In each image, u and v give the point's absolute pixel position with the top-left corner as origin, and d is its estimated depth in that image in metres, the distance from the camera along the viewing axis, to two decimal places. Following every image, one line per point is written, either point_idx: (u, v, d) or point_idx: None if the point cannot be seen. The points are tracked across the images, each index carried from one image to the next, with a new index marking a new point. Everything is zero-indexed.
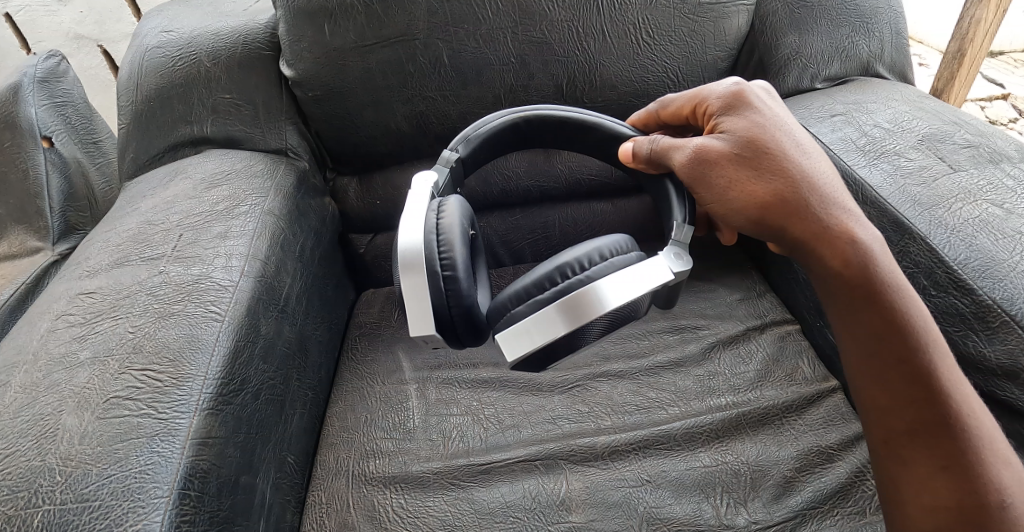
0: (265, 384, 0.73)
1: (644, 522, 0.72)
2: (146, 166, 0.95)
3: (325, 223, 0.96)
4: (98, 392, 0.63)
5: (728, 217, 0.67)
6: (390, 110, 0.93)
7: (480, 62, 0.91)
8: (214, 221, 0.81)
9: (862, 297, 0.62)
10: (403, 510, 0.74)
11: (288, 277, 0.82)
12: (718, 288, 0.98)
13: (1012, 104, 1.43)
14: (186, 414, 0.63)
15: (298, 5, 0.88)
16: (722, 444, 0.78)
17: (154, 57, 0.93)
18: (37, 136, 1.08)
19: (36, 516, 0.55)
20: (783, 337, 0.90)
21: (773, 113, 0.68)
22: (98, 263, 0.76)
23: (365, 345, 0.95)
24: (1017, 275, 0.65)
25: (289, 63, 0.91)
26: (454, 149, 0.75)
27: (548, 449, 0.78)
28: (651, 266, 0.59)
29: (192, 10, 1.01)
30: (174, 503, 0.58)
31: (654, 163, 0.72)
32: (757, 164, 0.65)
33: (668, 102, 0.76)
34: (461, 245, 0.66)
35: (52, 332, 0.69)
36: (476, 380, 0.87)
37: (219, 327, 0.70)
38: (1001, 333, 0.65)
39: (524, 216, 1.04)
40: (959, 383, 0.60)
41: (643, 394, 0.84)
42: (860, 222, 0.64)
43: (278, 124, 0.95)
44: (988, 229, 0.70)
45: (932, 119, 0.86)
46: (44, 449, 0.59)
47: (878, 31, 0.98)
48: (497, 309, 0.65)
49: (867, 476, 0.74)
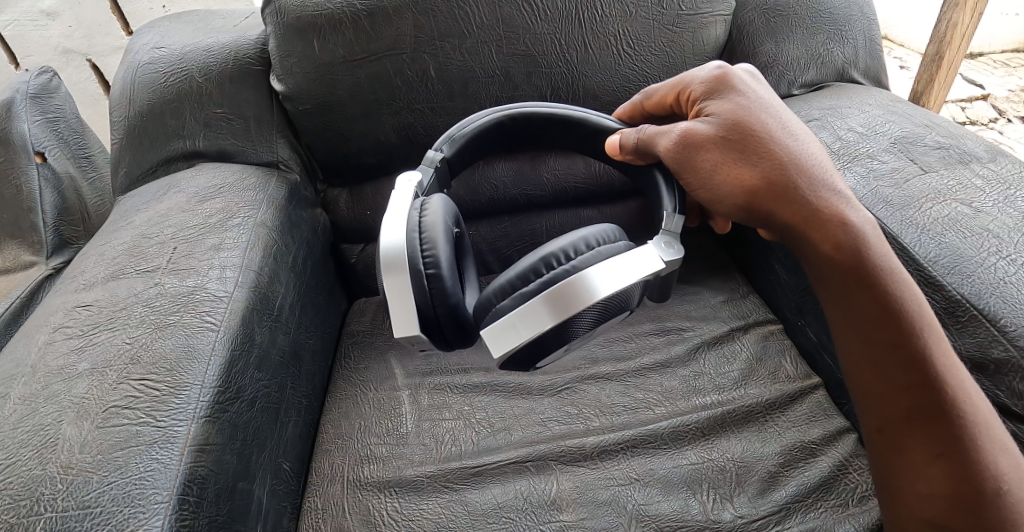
0: (261, 392, 0.75)
1: (633, 520, 0.74)
2: (140, 180, 0.96)
3: (316, 234, 0.98)
4: (97, 402, 0.64)
5: (716, 202, 0.69)
6: (379, 122, 0.95)
7: (466, 75, 0.93)
8: (208, 234, 0.83)
9: (856, 281, 0.64)
10: (398, 513, 0.76)
11: (281, 287, 0.84)
12: (702, 291, 1.01)
13: (992, 104, 1.46)
14: (184, 422, 0.64)
15: (287, 21, 0.90)
16: (708, 442, 0.81)
17: (147, 73, 0.95)
18: (30, 152, 1.09)
19: (38, 523, 0.57)
20: (767, 337, 0.93)
21: (757, 94, 0.70)
22: (94, 276, 0.78)
23: (358, 352, 0.96)
24: (983, 271, 0.68)
25: (280, 78, 0.93)
26: (438, 149, 0.77)
27: (539, 450, 0.80)
28: (636, 256, 0.61)
29: (183, 26, 1.03)
30: (174, 508, 0.59)
31: (640, 152, 0.74)
32: (745, 147, 0.67)
33: (653, 92, 0.79)
34: (444, 242, 0.68)
35: (50, 345, 0.70)
36: (468, 385, 0.89)
37: (215, 336, 0.72)
38: (970, 326, 0.67)
39: (512, 224, 1.07)
40: (955, 369, 0.62)
41: (630, 395, 0.86)
42: (851, 206, 0.67)
43: (269, 138, 0.97)
44: (956, 227, 0.73)
45: (905, 123, 0.89)
46: (45, 458, 0.60)
47: (852, 38, 1.01)
48: (484, 305, 0.66)
49: (849, 470, 0.77)
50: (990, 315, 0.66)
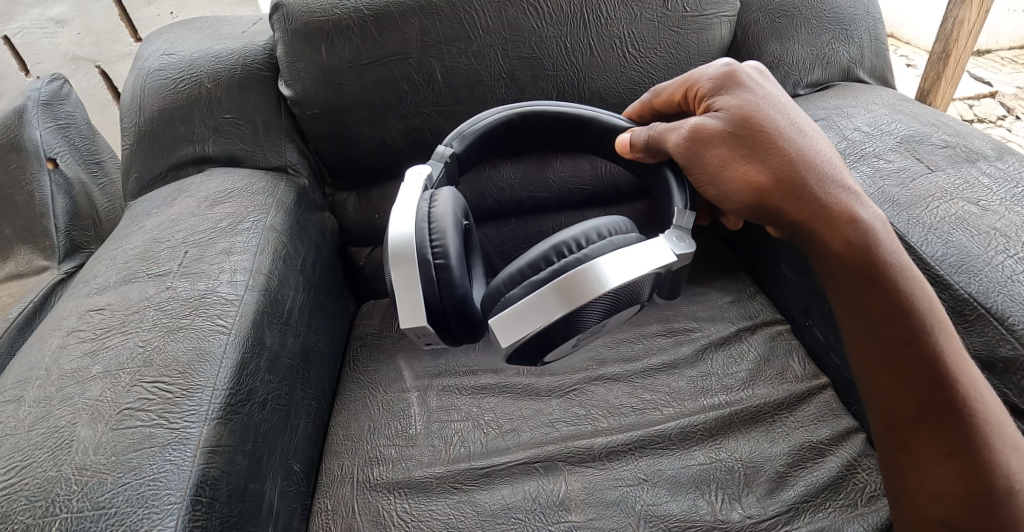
0: (271, 395, 0.75)
1: (641, 520, 0.74)
2: (150, 185, 0.97)
3: (325, 238, 0.99)
4: (111, 405, 0.65)
5: (723, 198, 0.69)
6: (387, 126, 0.96)
7: (473, 78, 0.94)
8: (218, 237, 0.84)
9: (865, 278, 0.64)
10: (408, 514, 0.76)
11: (291, 290, 0.85)
12: (709, 292, 1.01)
13: (1001, 101, 1.46)
14: (197, 423, 0.65)
15: (296, 26, 0.91)
16: (715, 442, 0.81)
17: (156, 79, 0.96)
18: (42, 158, 1.11)
19: (54, 523, 0.57)
20: (773, 337, 0.93)
21: (764, 91, 0.70)
22: (107, 280, 0.79)
23: (366, 355, 0.97)
24: (991, 269, 0.68)
25: (288, 83, 0.94)
26: (449, 145, 0.77)
27: (548, 451, 0.80)
28: (649, 248, 0.61)
29: (192, 33, 1.04)
30: (187, 509, 0.60)
31: (651, 150, 0.74)
32: (753, 143, 0.67)
33: (660, 90, 0.79)
34: (452, 233, 0.68)
35: (64, 348, 0.71)
36: (476, 387, 0.89)
37: (226, 339, 0.72)
38: (978, 325, 0.67)
39: (519, 225, 1.07)
40: (966, 366, 0.62)
41: (638, 396, 0.86)
42: (860, 203, 0.67)
43: (278, 142, 0.98)
44: (963, 226, 0.73)
45: (911, 122, 0.89)
46: (60, 459, 0.61)
47: (858, 38, 1.01)
48: (491, 296, 0.66)
49: (857, 470, 0.77)
50: (997, 314, 0.66)
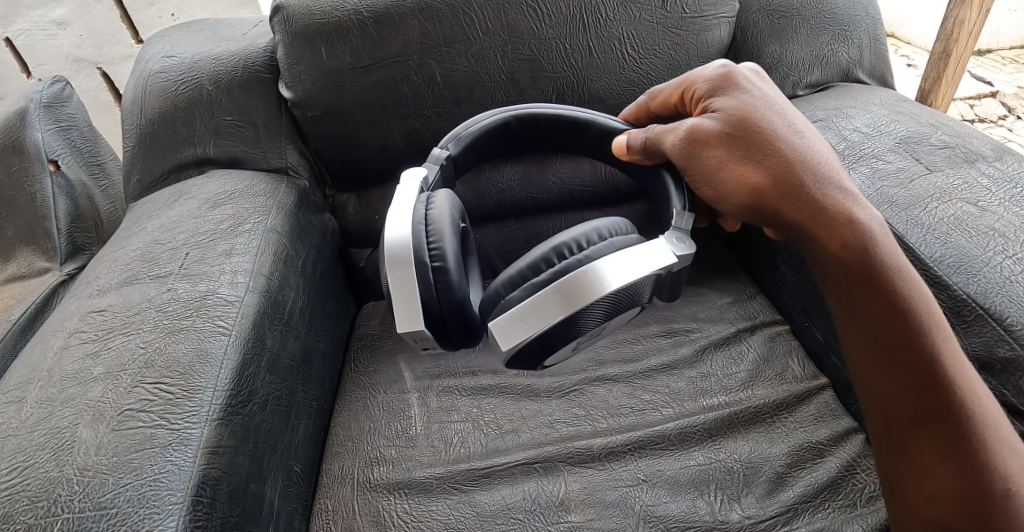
0: (272, 396, 0.76)
1: (641, 520, 0.74)
2: (151, 187, 0.98)
3: (325, 239, 0.99)
4: (112, 405, 0.65)
5: (720, 200, 0.69)
6: (387, 128, 0.96)
7: (472, 80, 0.94)
8: (218, 239, 0.84)
9: (863, 279, 0.65)
10: (408, 514, 0.76)
11: (291, 291, 0.85)
12: (708, 292, 1.01)
13: (1002, 101, 1.46)
14: (198, 424, 0.65)
15: (296, 29, 0.92)
16: (715, 443, 0.81)
17: (158, 81, 0.97)
18: (43, 160, 1.11)
19: (55, 523, 0.58)
20: (773, 338, 0.93)
21: (761, 92, 0.71)
22: (108, 281, 0.79)
23: (367, 356, 0.97)
24: (990, 270, 0.68)
25: (289, 86, 0.95)
26: (445, 147, 0.77)
27: (548, 452, 0.80)
28: (648, 251, 0.61)
29: (193, 35, 1.04)
30: (187, 509, 0.60)
31: (648, 152, 0.74)
32: (750, 144, 0.67)
33: (657, 93, 0.79)
34: (450, 236, 0.69)
35: (66, 349, 0.72)
36: (476, 387, 0.89)
37: (227, 340, 0.73)
38: (977, 325, 0.67)
39: (519, 227, 1.08)
40: (964, 368, 0.62)
41: (637, 397, 0.86)
42: (858, 204, 0.67)
43: (278, 144, 0.98)
44: (962, 227, 0.73)
45: (910, 123, 0.89)
46: (62, 460, 0.61)
47: (857, 38, 1.02)
48: (491, 299, 0.67)
49: (856, 470, 0.77)
50: (995, 314, 0.66)
